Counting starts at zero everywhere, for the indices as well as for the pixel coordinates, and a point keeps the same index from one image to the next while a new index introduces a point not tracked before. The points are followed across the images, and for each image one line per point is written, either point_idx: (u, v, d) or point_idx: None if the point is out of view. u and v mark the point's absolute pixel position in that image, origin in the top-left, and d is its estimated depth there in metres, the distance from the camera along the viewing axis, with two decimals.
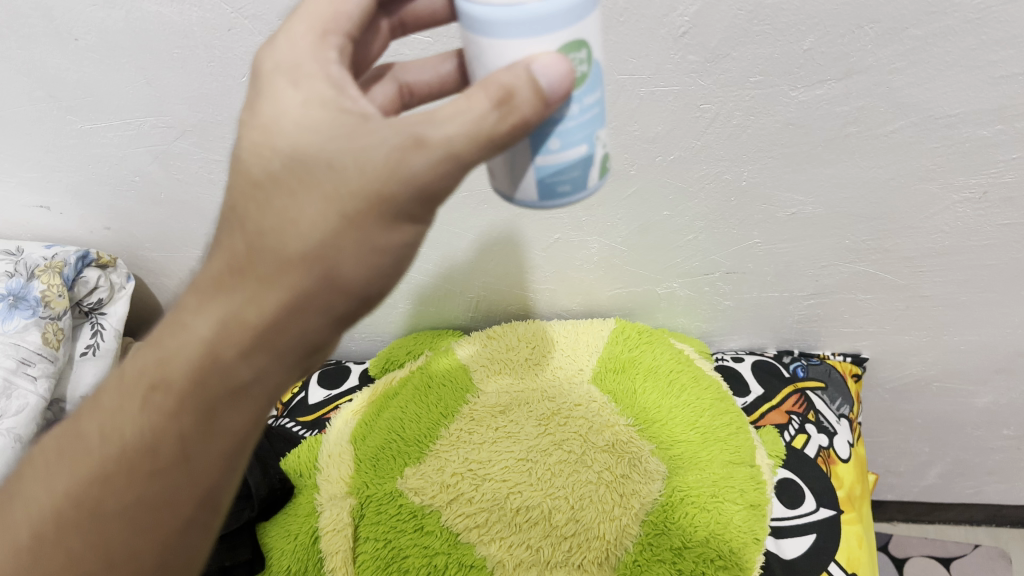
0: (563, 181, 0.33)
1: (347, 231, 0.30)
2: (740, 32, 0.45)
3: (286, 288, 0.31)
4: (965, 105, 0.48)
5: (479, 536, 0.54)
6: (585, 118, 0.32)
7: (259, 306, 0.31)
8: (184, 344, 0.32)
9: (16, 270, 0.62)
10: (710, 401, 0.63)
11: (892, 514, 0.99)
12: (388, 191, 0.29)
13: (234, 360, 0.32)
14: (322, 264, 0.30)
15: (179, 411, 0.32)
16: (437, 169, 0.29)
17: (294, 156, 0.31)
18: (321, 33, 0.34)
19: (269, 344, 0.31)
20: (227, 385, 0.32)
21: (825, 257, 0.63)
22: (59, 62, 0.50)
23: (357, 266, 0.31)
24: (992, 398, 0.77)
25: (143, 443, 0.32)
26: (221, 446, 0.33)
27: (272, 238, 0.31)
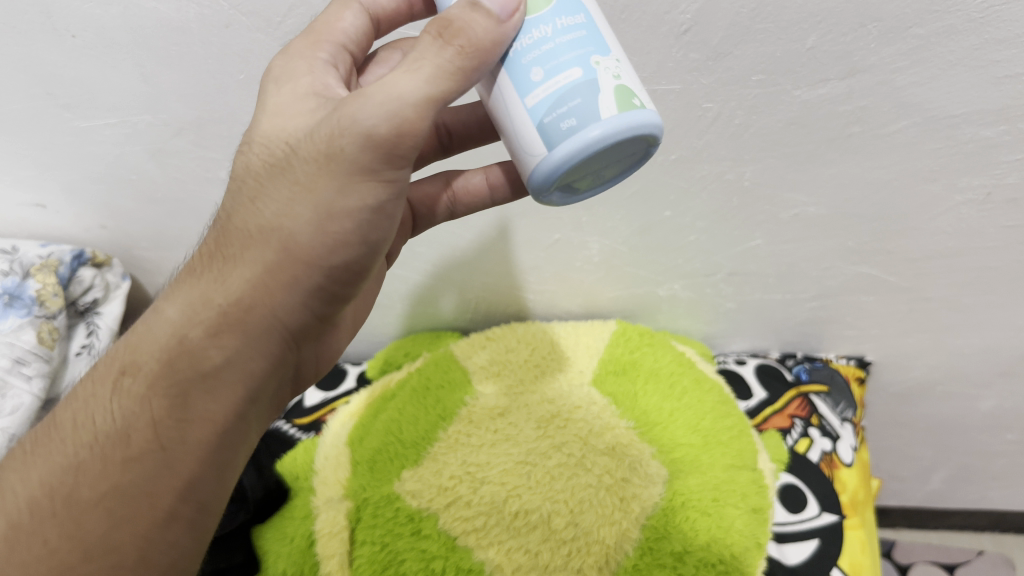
0: (563, 116, 0.31)
1: (301, 203, 0.35)
2: (742, 29, 0.44)
3: (249, 263, 0.37)
4: (970, 104, 0.47)
5: (477, 540, 0.53)
6: (563, 39, 0.31)
7: (225, 285, 0.37)
8: (158, 327, 0.38)
9: (11, 269, 0.61)
10: (713, 405, 0.62)
11: (896, 519, 0.98)
12: (339, 151, 0.34)
13: (203, 340, 0.37)
14: (281, 232, 0.36)
15: (153, 393, 0.36)
16: (386, 113, 0.33)
17: (264, 146, 0.37)
18: (312, 39, 0.39)
19: (238, 325, 0.37)
20: (198, 369, 0.37)
21: (828, 258, 0.62)
22: (55, 59, 0.49)
23: (314, 237, 0.36)
24: (996, 402, 0.76)
25: (115, 428, 0.36)
26: (197, 429, 0.36)
27: (240, 222, 0.37)
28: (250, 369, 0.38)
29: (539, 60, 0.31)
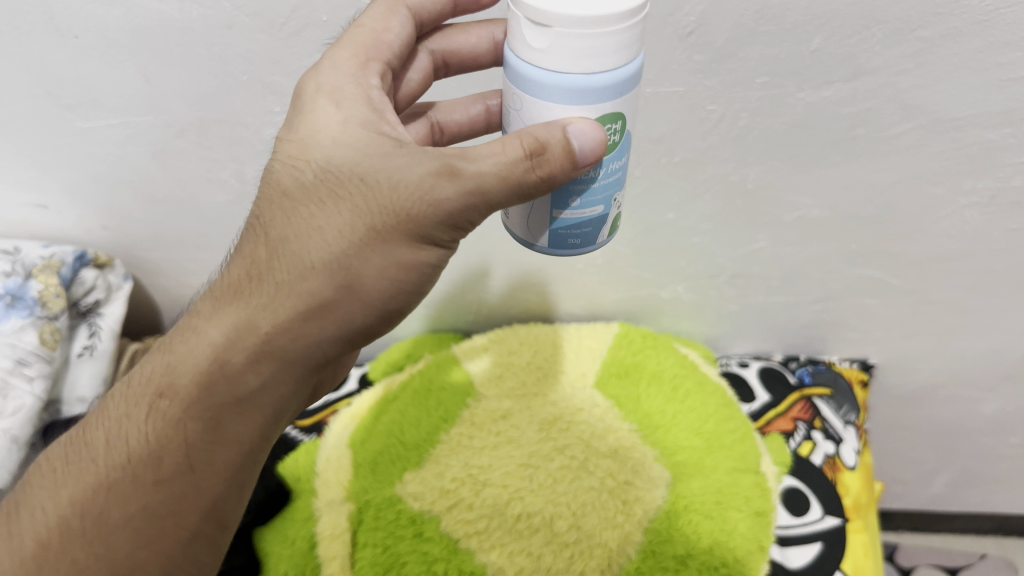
0: (573, 236, 0.38)
1: (370, 244, 0.35)
2: (746, 31, 0.44)
3: (302, 292, 0.35)
4: (975, 106, 0.47)
5: (479, 543, 0.53)
6: (607, 182, 0.37)
7: (274, 313, 0.36)
8: (196, 349, 0.37)
9: (13, 270, 0.61)
10: (716, 407, 0.62)
11: (899, 523, 0.97)
12: (414, 214, 0.35)
13: (243, 366, 0.36)
14: (345, 269, 0.35)
15: (184, 419, 0.36)
16: (466, 197, 0.35)
17: (326, 168, 0.36)
18: (362, 60, 0.41)
19: (277, 354, 0.36)
20: (233, 394, 0.36)
21: (832, 261, 0.62)
22: (58, 59, 0.49)
23: (378, 278, 0.36)
24: (999, 405, 0.75)
25: (147, 450, 0.36)
26: (224, 454, 0.37)
27: (295, 245, 0.36)
28: (285, 396, 0.38)
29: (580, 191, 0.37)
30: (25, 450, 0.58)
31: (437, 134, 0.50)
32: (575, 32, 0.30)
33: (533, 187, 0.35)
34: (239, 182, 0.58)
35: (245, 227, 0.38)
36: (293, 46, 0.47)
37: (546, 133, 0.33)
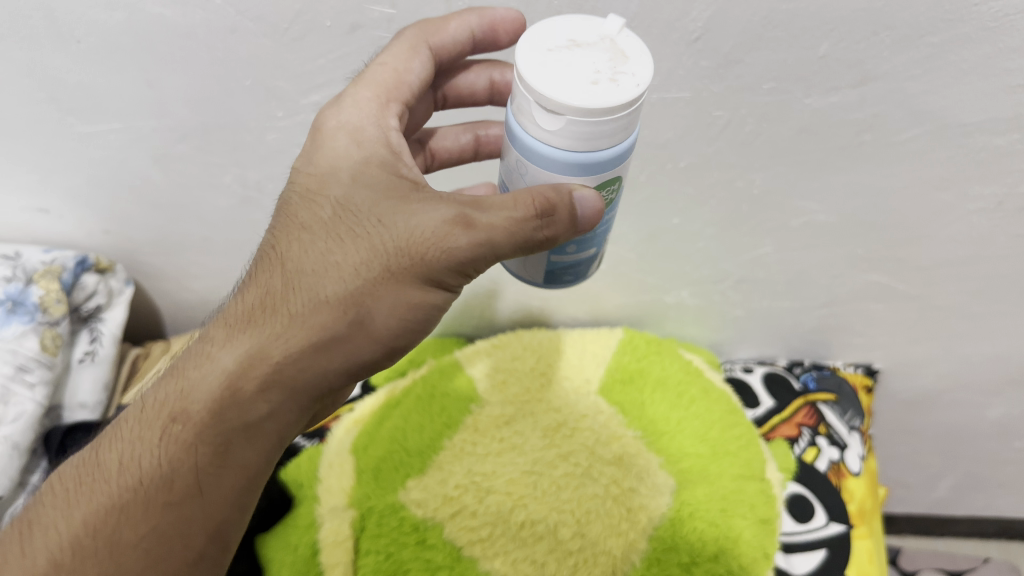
0: (563, 274, 0.41)
1: (384, 285, 0.36)
2: (754, 37, 0.44)
3: (316, 325, 0.36)
4: (984, 112, 0.47)
5: (483, 550, 0.53)
6: (599, 231, 0.39)
7: (287, 343, 0.36)
8: (208, 375, 0.36)
9: (14, 274, 0.61)
10: (721, 413, 0.62)
11: (902, 526, 0.96)
12: (428, 259, 0.36)
13: (254, 394, 0.35)
14: (359, 308, 0.36)
15: (197, 443, 0.35)
16: (477, 247, 0.36)
17: (345, 207, 0.38)
18: (384, 100, 0.42)
19: (288, 383, 0.36)
20: (244, 420, 0.35)
21: (837, 266, 0.61)
22: (60, 64, 0.49)
23: (389, 318, 0.37)
24: (1005, 409, 0.75)
25: (160, 473, 0.35)
26: (232, 479, 0.35)
27: (312, 279, 0.36)
28: (290, 425, 0.37)
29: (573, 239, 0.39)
30: (25, 457, 0.58)
31: (429, 160, 0.51)
32: (585, 120, 0.31)
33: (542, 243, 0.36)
34: (241, 187, 0.58)
35: (259, 257, 0.39)
36: (297, 50, 0.46)
37: (554, 195, 0.34)
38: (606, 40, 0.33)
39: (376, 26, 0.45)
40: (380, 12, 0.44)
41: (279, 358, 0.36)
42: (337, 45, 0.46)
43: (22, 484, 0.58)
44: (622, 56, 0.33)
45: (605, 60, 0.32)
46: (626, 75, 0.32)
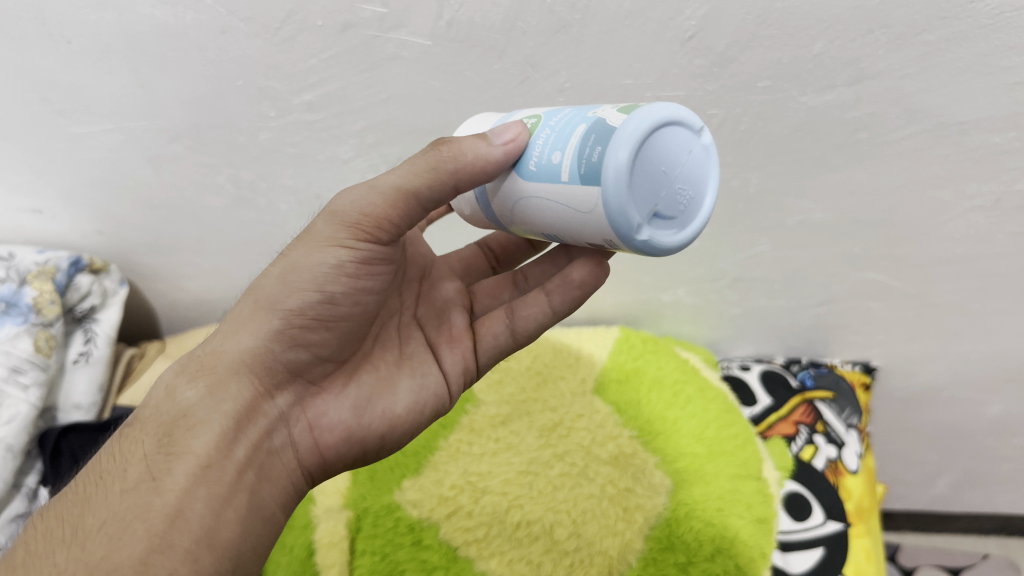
0: (591, 153, 0.30)
1: (278, 262, 0.40)
2: (749, 35, 0.43)
3: (229, 321, 0.41)
4: (981, 111, 0.46)
5: (479, 550, 0.53)
6: (563, 122, 0.33)
7: (209, 343, 0.41)
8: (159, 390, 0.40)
9: (8, 275, 0.60)
10: (716, 413, 0.62)
11: (901, 523, 0.96)
12: (311, 228, 0.40)
13: (185, 384, 0.39)
14: (256, 290, 0.40)
15: (145, 437, 0.37)
16: (354, 195, 0.39)
17: None
18: None
19: (212, 369, 0.39)
20: (178, 410, 0.38)
21: (834, 264, 0.61)
22: (50, 65, 0.49)
23: (279, 282, 0.39)
24: (1003, 407, 0.75)
25: (116, 467, 0.36)
26: (181, 463, 0.36)
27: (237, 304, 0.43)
28: (225, 410, 0.38)
29: (556, 146, 0.33)
30: (20, 459, 0.58)
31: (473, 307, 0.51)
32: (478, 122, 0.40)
33: (445, 175, 0.36)
34: (234, 187, 0.58)
35: None
36: (289, 50, 0.46)
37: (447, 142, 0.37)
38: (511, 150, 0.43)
39: (369, 26, 0.44)
40: (371, 11, 0.43)
41: (206, 353, 0.40)
42: (328, 45, 0.46)
43: (17, 486, 0.59)
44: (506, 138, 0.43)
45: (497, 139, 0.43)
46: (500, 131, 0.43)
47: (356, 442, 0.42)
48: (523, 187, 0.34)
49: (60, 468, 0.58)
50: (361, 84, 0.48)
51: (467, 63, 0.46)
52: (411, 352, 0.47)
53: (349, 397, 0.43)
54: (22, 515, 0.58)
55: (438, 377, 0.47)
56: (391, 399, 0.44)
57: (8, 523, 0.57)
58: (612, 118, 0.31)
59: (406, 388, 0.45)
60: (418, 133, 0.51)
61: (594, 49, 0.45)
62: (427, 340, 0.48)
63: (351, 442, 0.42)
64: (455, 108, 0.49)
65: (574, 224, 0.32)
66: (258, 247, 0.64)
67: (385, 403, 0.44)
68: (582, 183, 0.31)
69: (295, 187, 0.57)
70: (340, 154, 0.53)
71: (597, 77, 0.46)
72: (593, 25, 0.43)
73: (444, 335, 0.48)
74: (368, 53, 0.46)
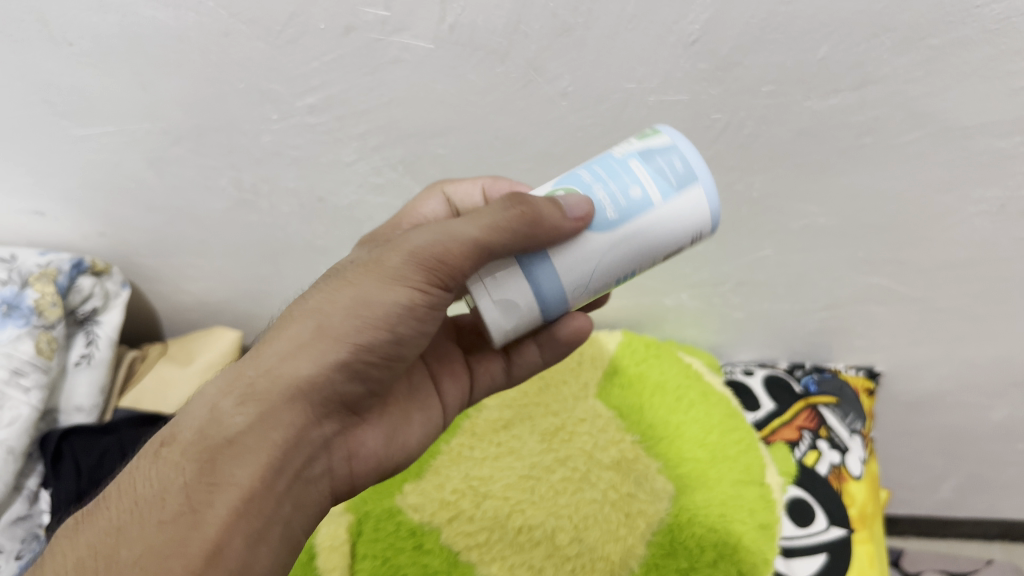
0: (672, 165, 0.37)
1: (346, 291, 0.38)
2: (752, 39, 0.43)
3: (280, 344, 0.38)
4: (987, 115, 0.46)
5: (480, 555, 0.53)
6: (607, 173, 0.37)
7: (257, 362, 0.38)
8: (196, 405, 0.37)
9: (10, 278, 0.60)
10: (720, 418, 0.61)
11: (904, 528, 0.96)
12: (385, 262, 0.38)
13: (233, 407, 0.36)
14: (319, 315, 0.38)
15: (185, 461, 0.34)
16: (431, 237, 0.38)
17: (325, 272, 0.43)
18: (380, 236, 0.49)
19: (265, 396, 0.36)
20: (225, 435, 0.35)
21: (838, 268, 0.61)
22: (52, 67, 0.49)
23: (350, 316, 0.38)
24: (1009, 412, 0.74)
25: (153, 490, 0.33)
26: (225, 494, 0.34)
27: (284, 314, 0.40)
28: (274, 442, 0.36)
29: (628, 185, 0.36)
30: (21, 460, 0.58)
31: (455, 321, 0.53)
32: None
33: (515, 235, 0.36)
34: (236, 189, 0.57)
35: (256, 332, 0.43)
36: (291, 53, 0.46)
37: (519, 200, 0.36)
38: None
39: (370, 29, 0.44)
40: (374, 14, 0.43)
41: (254, 372, 0.37)
42: (330, 47, 0.46)
43: (18, 488, 0.59)
44: None
45: None
46: None
47: (377, 469, 0.44)
48: (609, 236, 0.36)
49: (63, 471, 0.57)
50: (363, 87, 0.48)
51: (469, 67, 0.46)
52: (418, 383, 0.48)
53: (377, 426, 0.44)
54: (22, 517, 0.58)
55: (439, 407, 0.49)
56: (405, 430, 0.46)
57: (7, 527, 0.57)
58: (648, 148, 0.38)
59: (420, 422, 0.47)
60: (420, 136, 0.51)
61: (597, 53, 0.44)
62: (429, 370, 0.49)
63: (375, 471, 0.44)
64: (457, 111, 0.49)
65: (678, 227, 0.37)
66: (261, 249, 0.64)
67: (403, 435, 0.46)
68: (680, 193, 0.36)
69: (297, 189, 0.57)
70: (342, 157, 0.53)
71: (600, 81, 0.46)
72: (596, 29, 0.43)
73: (446, 367, 0.50)
74: (370, 56, 0.46)
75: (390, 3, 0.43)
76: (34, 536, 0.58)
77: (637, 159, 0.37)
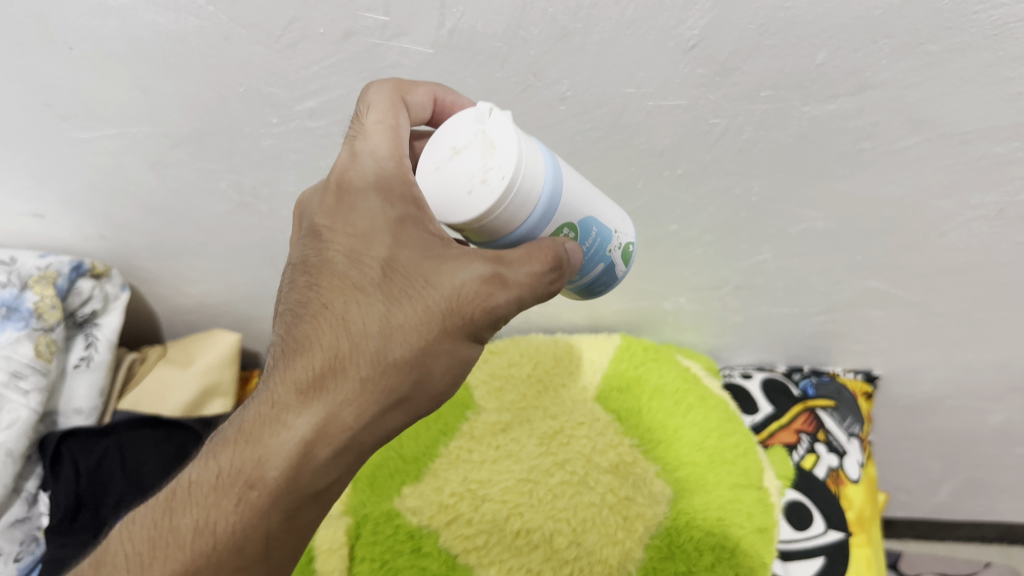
0: (599, 287, 0.44)
1: (442, 341, 0.35)
2: (751, 45, 0.43)
3: (368, 389, 0.34)
4: (985, 120, 0.46)
5: (479, 558, 0.53)
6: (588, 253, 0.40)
7: (354, 407, 0.34)
8: (280, 444, 0.33)
9: (10, 280, 0.60)
10: (718, 421, 0.60)
11: (903, 531, 0.96)
12: (480, 315, 0.36)
13: (328, 458, 0.33)
14: (418, 370, 0.35)
15: (270, 511, 0.32)
16: (515, 299, 0.36)
17: (391, 263, 0.36)
18: (397, 153, 0.39)
19: (355, 447, 0.34)
20: (314, 486, 0.33)
21: (837, 272, 0.61)
22: (53, 70, 0.49)
23: (444, 375, 0.36)
24: (1007, 416, 0.74)
25: (236, 540, 0.32)
26: (302, 536, 0.34)
27: (365, 339, 0.34)
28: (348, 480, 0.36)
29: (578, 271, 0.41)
30: (20, 462, 0.58)
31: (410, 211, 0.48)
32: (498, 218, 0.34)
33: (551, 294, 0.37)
34: (236, 192, 0.58)
35: (302, 310, 0.36)
36: (291, 57, 0.46)
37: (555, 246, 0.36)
38: (479, 131, 0.35)
39: (370, 34, 0.44)
40: (373, 19, 0.43)
41: (343, 415, 0.34)
42: (330, 52, 0.46)
43: (17, 490, 0.59)
44: (490, 146, 0.34)
45: (476, 160, 0.34)
46: (494, 168, 0.33)
47: None
48: None
49: (61, 474, 0.57)
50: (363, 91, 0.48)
51: (469, 72, 0.46)
52: None
53: None
54: (20, 520, 0.59)
55: None
56: None
57: (7, 529, 0.58)
58: (616, 261, 0.43)
59: None
60: None
61: (596, 58, 0.44)
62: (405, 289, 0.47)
63: None
64: None
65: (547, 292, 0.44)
66: (261, 252, 0.64)
67: None
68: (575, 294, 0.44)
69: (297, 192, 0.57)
70: None
71: (599, 85, 0.46)
72: (595, 34, 0.43)
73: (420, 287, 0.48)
74: (370, 61, 0.46)
75: (389, 8, 0.43)
76: (34, 538, 0.59)
77: (603, 267, 0.42)
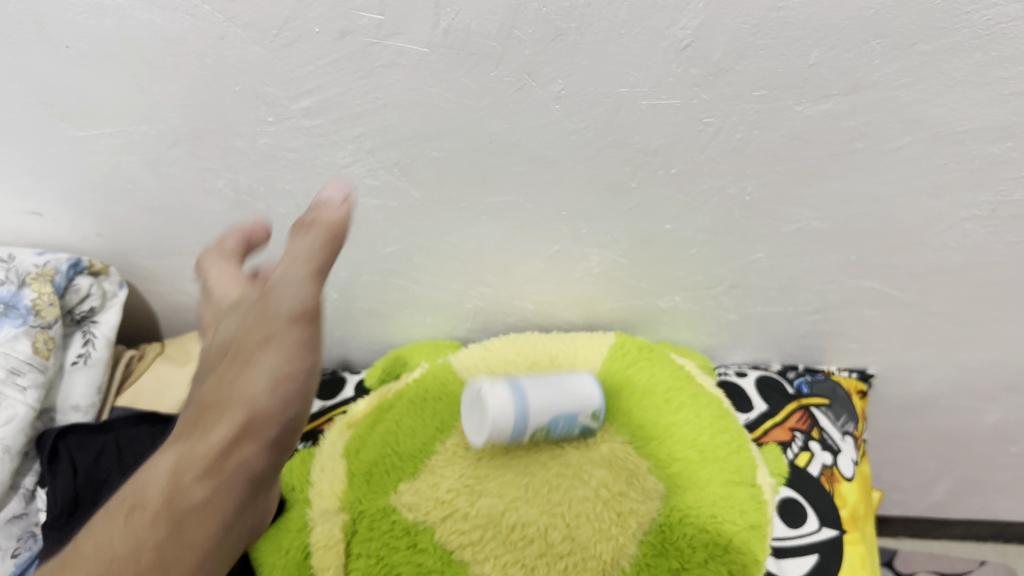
0: None
1: (284, 364, 0.38)
2: (745, 45, 0.43)
3: (229, 424, 0.37)
4: (977, 120, 0.46)
5: (473, 554, 0.53)
6: None
7: (206, 441, 0.36)
8: (154, 476, 0.36)
9: (7, 278, 0.60)
10: (711, 418, 0.61)
11: (898, 530, 0.97)
12: (280, 336, 0.38)
13: (192, 480, 0.36)
14: (246, 404, 0.37)
15: (151, 526, 0.35)
16: (296, 309, 0.39)
17: (245, 336, 0.40)
18: (312, 262, 0.41)
19: (222, 472, 0.36)
20: (182, 507, 0.35)
21: (831, 272, 0.61)
22: (50, 69, 0.49)
23: (265, 389, 0.37)
24: (1001, 414, 0.75)
25: (123, 548, 0.35)
26: (191, 554, 0.36)
27: (234, 387, 0.38)
28: (226, 510, 0.37)
29: None
30: (18, 460, 0.58)
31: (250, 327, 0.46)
32: None
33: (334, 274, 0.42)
34: (233, 191, 0.58)
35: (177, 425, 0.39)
36: (287, 57, 0.46)
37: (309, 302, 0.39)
38: None
39: (366, 33, 0.44)
40: (369, 18, 0.44)
41: (203, 444, 0.36)
42: (327, 51, 0.46)
43: (15, 487, 0.60)
44: None
45: None
46: None
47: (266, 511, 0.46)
48: None
49: (58, 471, 0.58)
50: (359, 90, 0.48)
51: (464, 71, 0.46)
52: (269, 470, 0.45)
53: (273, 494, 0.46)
54: (17, 516, 0.59)
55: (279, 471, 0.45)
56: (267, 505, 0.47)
57: (4, 525, 0.58)
58: None
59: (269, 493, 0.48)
60: (416, 140, 0.52)
61: (590, 58, 0.45)
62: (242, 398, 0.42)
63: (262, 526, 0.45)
64: (453, 115, 0.49)
65: None
66: (258, 250, 0.64)
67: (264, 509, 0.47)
68: None
69: (295, 192, 0.57)
70: (338, 160, 0.54)
71: (593, 85, 0.46)
72: (589, 34, 0.43)
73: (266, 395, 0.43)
74: (366, 60, 0.46)
75: (384, 8, 0.43)
76: (30, 534, 0.59)
77: None
